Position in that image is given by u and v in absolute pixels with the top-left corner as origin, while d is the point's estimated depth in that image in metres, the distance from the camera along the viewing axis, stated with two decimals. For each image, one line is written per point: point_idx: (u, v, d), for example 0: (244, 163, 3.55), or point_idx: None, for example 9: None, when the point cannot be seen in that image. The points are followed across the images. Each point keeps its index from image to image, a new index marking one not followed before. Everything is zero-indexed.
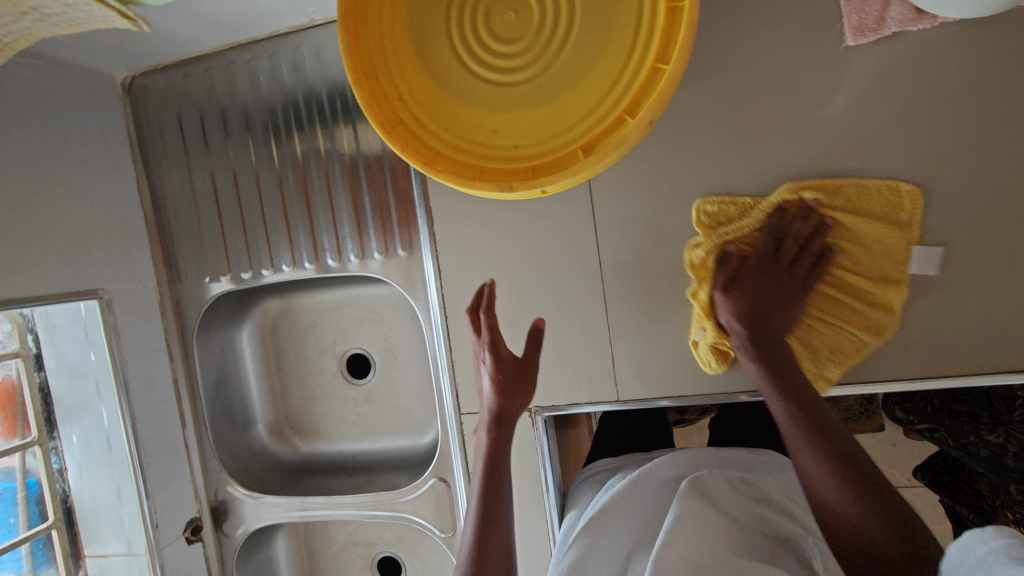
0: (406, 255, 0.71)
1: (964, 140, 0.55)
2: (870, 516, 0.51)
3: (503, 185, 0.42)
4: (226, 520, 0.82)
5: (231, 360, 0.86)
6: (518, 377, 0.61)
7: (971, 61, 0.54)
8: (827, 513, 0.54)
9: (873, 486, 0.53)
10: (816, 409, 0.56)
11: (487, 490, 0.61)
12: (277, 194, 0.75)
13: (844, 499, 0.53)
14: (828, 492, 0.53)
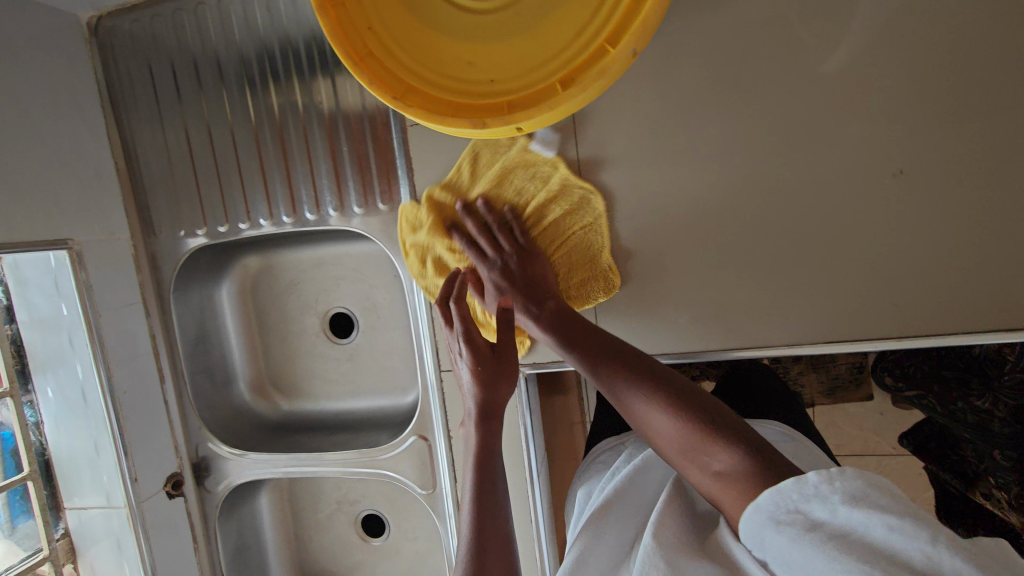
0: (386, 209, 0.68)
1: None
2: (713, 444, 0.45)
3: (476, 121, 0.40)
4: (208, 476, 0.82)
5: (210, 318, 0.85)
6: (496, 361, 0.58)
7: None
8: (671, 458, 0.49)
9: (729, 421, 0.48)
10: (606, 347, 0.56)
11: (481, 482, 0.57)
12: (252, 145, 0.72)
13: (678, 435, 0.48)
14: (664, 430, 0.49)
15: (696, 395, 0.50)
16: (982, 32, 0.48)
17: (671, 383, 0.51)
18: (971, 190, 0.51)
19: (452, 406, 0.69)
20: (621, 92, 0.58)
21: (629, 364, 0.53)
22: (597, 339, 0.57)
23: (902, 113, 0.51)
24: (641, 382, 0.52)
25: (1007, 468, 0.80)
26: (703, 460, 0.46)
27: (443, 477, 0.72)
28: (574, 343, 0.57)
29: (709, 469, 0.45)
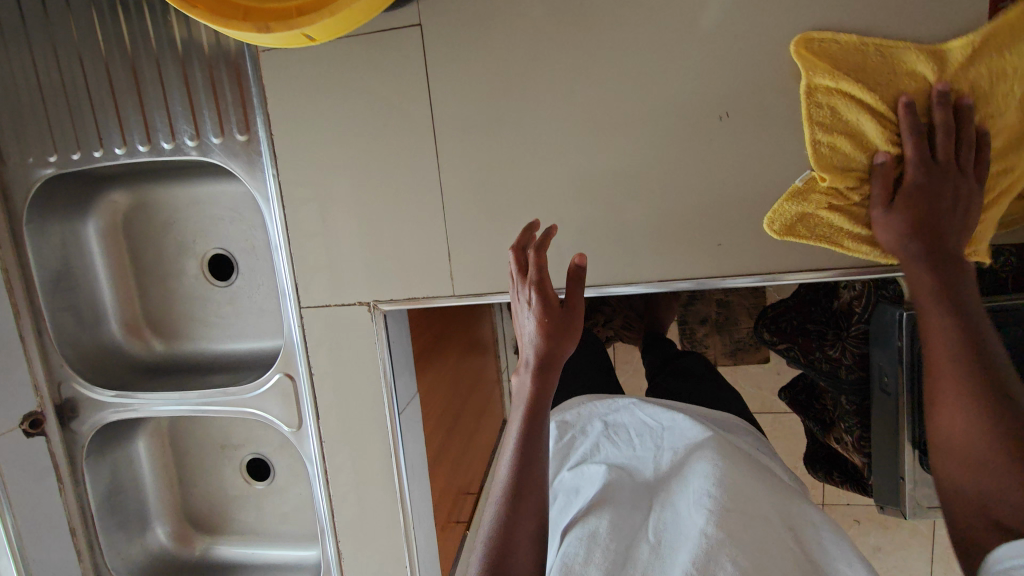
0: (243, 139, 0.66)
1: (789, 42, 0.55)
2: (993, 440, 0.46)
3: (262, 26, 0.39)
4: (73, 417, 0.79)
5: (76, 255, 0.81)
6: (564, 320, 0.55)
7: None
8: (947, 434, 0.49)
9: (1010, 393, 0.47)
10: (971, 307, 0.51)
11: (526, 441, 0.53)
12: (102, 68, 0.68)
13: (987, 447, 0.46)
14: (953, 411, 0.48)
15: (1019, 410, 0.46)
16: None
17: (985, 387, 0.47)
18: (755, 139, 0.58)
19: (315, 344, 0.69)
20: (473, 32, 0.60)
21: (959, 312, 0.51)
22: (941, 211, 0.53)
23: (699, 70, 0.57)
24: (972, 386, 0.48)
25: (851, 412, 0.87)
26: (987, 499, 0.45)
27: (308, 415, 0.72)
28: (932, 263, 0.53)
29: (987, 513, 0.45)
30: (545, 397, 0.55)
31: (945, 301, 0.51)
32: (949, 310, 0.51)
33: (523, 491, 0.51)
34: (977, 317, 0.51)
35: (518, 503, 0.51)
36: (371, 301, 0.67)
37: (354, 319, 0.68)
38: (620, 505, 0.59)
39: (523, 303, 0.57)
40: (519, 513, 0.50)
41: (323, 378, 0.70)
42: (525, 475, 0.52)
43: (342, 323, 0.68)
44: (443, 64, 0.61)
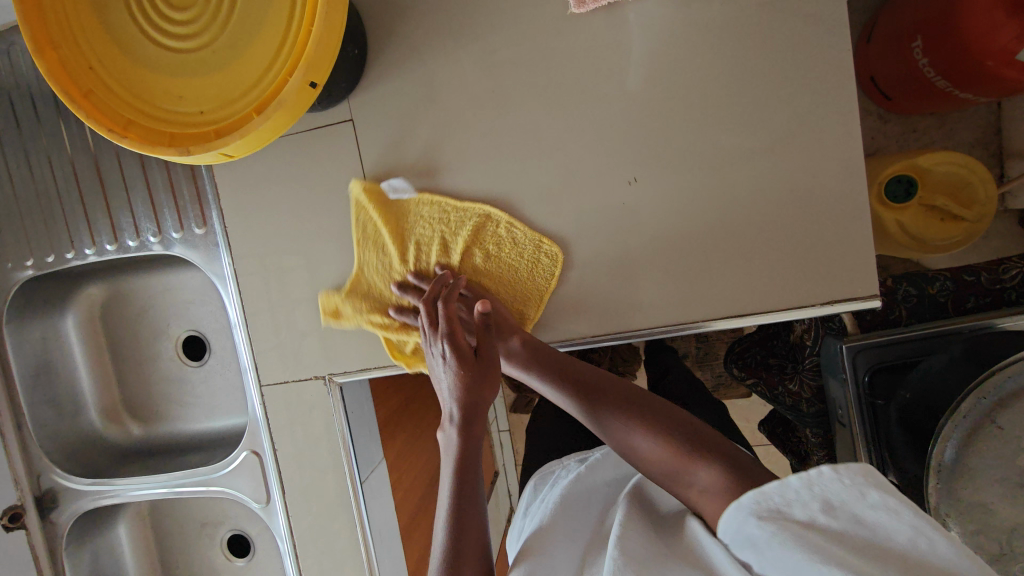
0: (201, 232, 0.72)
1: (677, 110, 0.61)
2: (692, 463, 0.51)
3: (184, 149, 0.44)
4: (53, 508, 0.81)
5: (54, 349, 0.85)
6: (481, 366, 0.60)
7: (677, 41, 0.60)
8: (689, 498, 0.51)
9: (701, 433, 0.54)
10: (592, 385, 0.60)
11: (461, 492, 0.55)
12: (72, 177, 0.73)
13: (687, 465, 0.51)
14: (643, 448, 0.54)
15: (695, 432, 0.54)
16: (658, 69, 0.61)
17: (671, 428, 0.54)
18: (667, 197, 0.62)
19: (278, 416, 0.73)
20: (399, 119, 0.66)
21: (616, 400, 0.58)
22: (624, 399, 0.58)
23: (602, 142, 0.63)
24: (666, 440, 0.53)
25: (817, 444, 0.87)
26: (684, 479, 0.51)
27: (274, 493, 0.75)
28: (534, 364, 0.63)
29: (688, 477, 0.51)
30: (471, 452, 0.58)
31: (644, 434, 0.55)
32: (650, 438, 0.54)
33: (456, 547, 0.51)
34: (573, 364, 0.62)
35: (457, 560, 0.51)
36: (325, 374, 0.71)
37: (312, 393, 0.72)
38: (557, 538, 0.56)
39: (438, 359, 0.62)
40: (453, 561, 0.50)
41: (287, 451, 0.74)
42: (460, 531, 0.53)
43: (300, 398, 0.72)
44: (375, 150, 0.67)
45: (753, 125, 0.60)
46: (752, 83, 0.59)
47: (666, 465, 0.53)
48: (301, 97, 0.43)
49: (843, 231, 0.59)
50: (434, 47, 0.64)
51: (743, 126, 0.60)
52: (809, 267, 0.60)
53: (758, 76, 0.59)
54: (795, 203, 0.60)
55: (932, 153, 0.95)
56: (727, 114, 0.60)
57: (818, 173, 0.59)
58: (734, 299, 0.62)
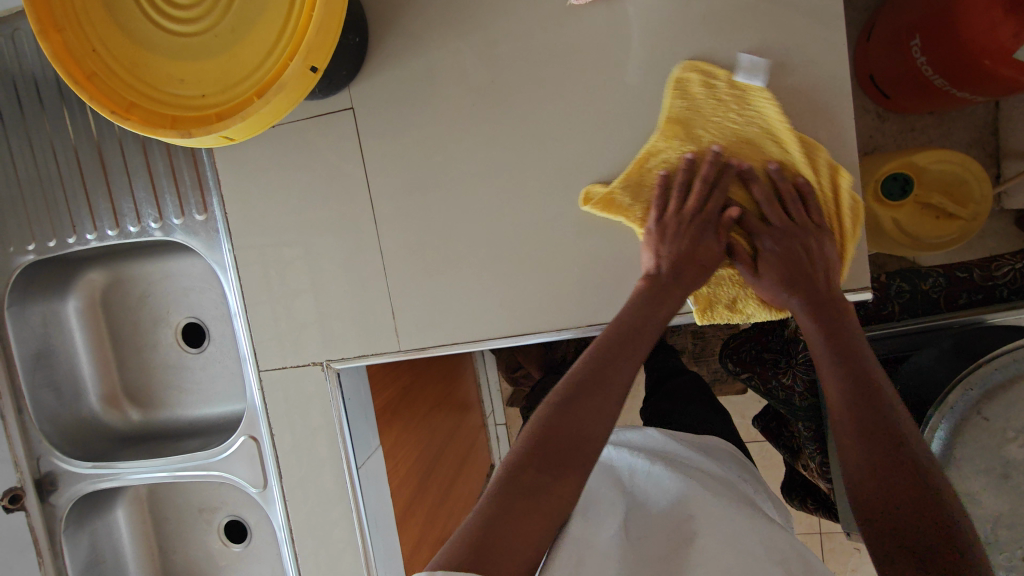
0: (202, 218, 0.72)
1: (673, 102, 0.62)
2: (920, 506, 0.45)
3: (185, 132, 0.44)
4: (52, 490, 0.82)
5: (55, 334, 0.86)
6: (681, 268, 0.60)
7: (673, 34, 0.61)
8: (878, 511, 0.47)
9: (927, 473, 0.48)
10: (857, 366, 0.55)
11: (587, 386, 0.53)
12: (74, 163, 0.74)
13: (913, 506, 0.46)
14: (860, 459, 0.50)
15: (942, 497, 0.46)
16: (655, 61, 0.62)
17: (899, 463, 0.48)
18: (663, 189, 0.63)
19: (277, 402, 0.74)
20: (398, 109, 0.67)
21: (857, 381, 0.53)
22: (887, 416, 0.51)
23: (598, 133, 0.63)
24: (900, 471, 0.48)
25: (810, 438, 0.88)
26: (908, 521, 0.45)
27: (272, 478, 0.75)
28: (796, 292, 0.59)
29: (907, 521, 0.45)
30: (631, 352, 0.55)
31: (884, 448, 0.49)
32: (895, 463, 0.48)
33: (562, 436, 0.50)
34: (857, 334, 0.56)
35: (554, 450, 0.50)
36: (324, 360, 0.72)
37: (309, 379, 0.73)
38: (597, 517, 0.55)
39: (674, 239, 0.61)
40: (559, 451, 0.50)
41: (284, 436, 0.74)
42: (575, 419, 0.51)
43: (297, 384, 0.73)
44: (374, 139, 0.67)
45: (749, 118, 0.61)
46: (748, 76, 0.60)
47: (896, 481, 0.47)
48: (301, 82, 0.44)
49: (836, 224, 0.60)
50: (434, 36, 0.65)
51: (737, 118, 0.61)
52: None
53: (754, 69, 0.60)
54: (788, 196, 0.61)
55: (928, 150, 0.95)
56: (723, 107, 0.61)
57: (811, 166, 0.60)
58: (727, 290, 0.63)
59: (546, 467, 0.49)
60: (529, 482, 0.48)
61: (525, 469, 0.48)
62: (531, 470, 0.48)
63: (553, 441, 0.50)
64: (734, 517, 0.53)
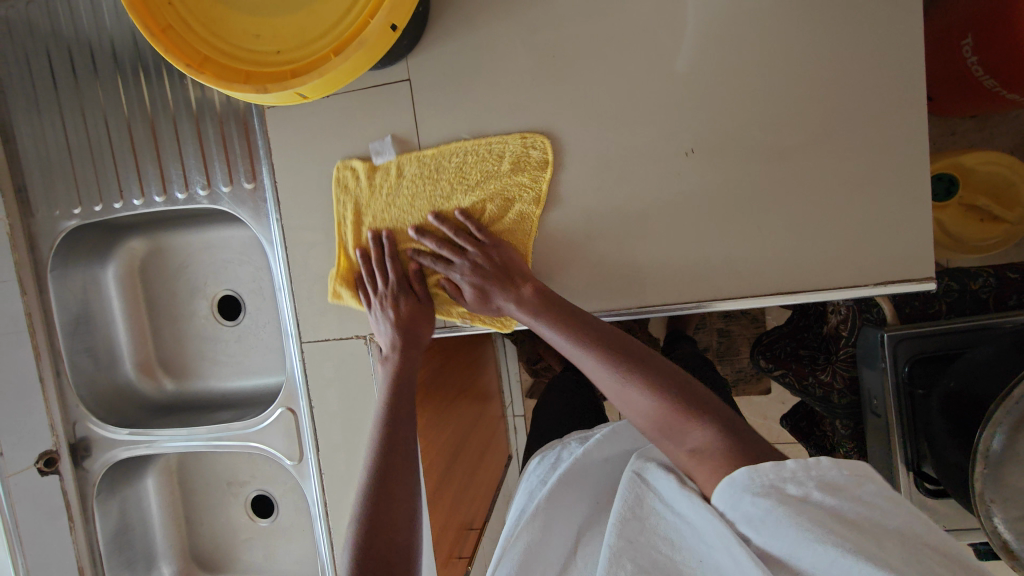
0: (250, 187, 0.72)
1: (739, 81, 0.60)
2: (687, 418, 0.53)
3: (260, 87, 0.44)
4: (87, 455, 0.82)
5: (94, 300, 0.86)
6: (415, 313, 0.69)
7: (744, 10, 0.59)
8: (685, 435, 0.53)
9: (696, 393, 0.55)
10: (593, 327, 0.60)
11: (394, 432, 0.64)
12: (124, 127, 0.74)
13: (690, 426, 0.52)
14: (638, 404, 0.55)
15: (699, 399, 0.54)
16: (724, 39, 0.60)
17: (681, 389, 0.55)
18: (724, 171, 0.62)
19: (316, 374, 0.73)
20: (455, 81, 0.66)
21: (607, 352, 0.58)
22: (646, 361, 0.57)
23: (660, 112, 0.62)
24: (667, 398, 0.54)
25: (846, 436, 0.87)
26: (683, 431, 0.53)
27: (308, 450, 0.75)
28: (500, 287, 0.65)
29: (682, 438, 0.53)
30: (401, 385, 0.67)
31: (645, 389, 0.55)
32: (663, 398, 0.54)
33: (394, 474, 0.61)
34: (573, 309, 0.61)
35: (386, 493, 0.60)
36: (367, 334, 0.72)
37: (350, 353, 0.72)
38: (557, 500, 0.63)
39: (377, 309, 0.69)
40: (393, 494, 0.60)
41: (321, 410, 0.74)
42: (392, 459, 0.62)
43: (337, 357, 0.73)
44: (428, 111, 0.67)
45: (817, 101, 0.59)
46: (819, 57, 0.59)
47: (665, 413, 0.54)
48: (381, 40, 0.43)
49: (902, 213, 0.59)
50: (496, 7, 0.64)
51: (805, 101, 0.59)
52: (863, 248, 0.60)
53: (823, 51, 0.59)
54: (853, 183, 0.60)
55: (978, 152, 0.94)
56: (789, 89, 0.60)
57: (877, 152, 0.59)
58: (785, 277, 0.62)
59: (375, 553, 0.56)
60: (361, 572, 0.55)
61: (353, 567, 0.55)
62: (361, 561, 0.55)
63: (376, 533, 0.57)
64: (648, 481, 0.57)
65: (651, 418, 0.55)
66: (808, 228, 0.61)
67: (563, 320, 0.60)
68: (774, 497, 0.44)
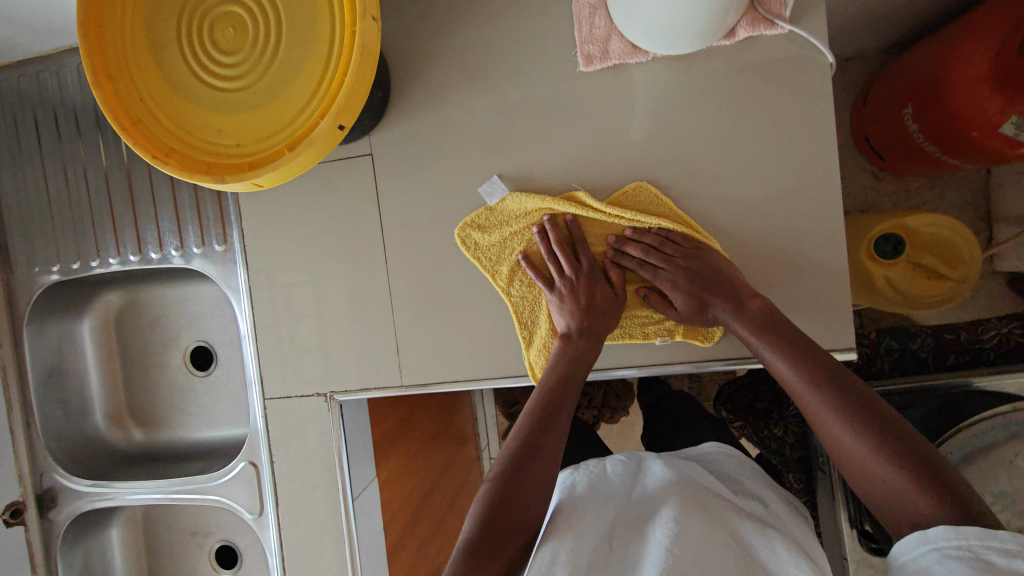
0: (221, 249, 0.76)
1: (672, 162, 0.66)
2: (914, 483, 0.48)
3: (219, 178, 0.48)
4: (52, 506, 0.83)
5: (69, 352, 0.88)
6: (606, 304, 0.67)
7: (676, 99, 0.65)
8: (903, 498, 0.49)
9: (928, 454, 0.49)
10: (814, 353, 0.57)
11: (536, 436, 0.59)
12: (104, 190, 0.78)
13: (915, 492, 0.48)
14: (861, 453, 0.51)
15: (935, 464, 0.49)
16: (657, 124, 0.66)
17: (911, 445, 0.50)
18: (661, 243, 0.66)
19: (278, 428, 0.76)
20: (414, 156, 0.71)
21: (836, 393, 0.54)
22: (872, 403, 0.53)
23: (602, 189, 0.67)
24: (894, 452, 0.50)
25: (800, 491, 0.89)
26: (903, 493, 0.48)
27: (268, 504, 0.77)
28: (706, 295, 0.63)
29: (902, 503, 0.49)
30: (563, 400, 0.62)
31: (871, 435, 0.51)
32: (887, 450, 0.50)
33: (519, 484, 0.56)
34: (817, 350, 0.57)
35: (507, 500, 0.55)
36: (327, 392, 0.75)
37: (311, 409, 0.75)
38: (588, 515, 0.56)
39: (558, 297, 0.68)
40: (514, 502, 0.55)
41: (283, 464, 0.76)
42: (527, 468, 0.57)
43: (299, 413, 0.75)
44: (389, 183, 0.71)
45: (745, 182, 0.64)
46: (744, 142, 0.64)
47: (885, 467, 0.50)
48: (329, 138, 0.47)
49: (823, 288, 0.63)
50: (453, 89, 0.69)
51: (732, 182, 0.64)
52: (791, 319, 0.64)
53: (749, 138, 0.64)
54: (780, 257, 0.64)
55: (919, 214, 0.99)
56: (718, 171, 0.65)
57: (801, 229, 0.63)
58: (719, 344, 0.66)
59: (495, 531, 0.53)
60: (482, 547, 0.52)
61: (476, 537, 0.53)
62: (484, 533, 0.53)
63: (501, 502, 0.55)
64: (706, 508, 0.56)
65: (867, 472, 0.51)
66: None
67: (788, 344, 0.57)
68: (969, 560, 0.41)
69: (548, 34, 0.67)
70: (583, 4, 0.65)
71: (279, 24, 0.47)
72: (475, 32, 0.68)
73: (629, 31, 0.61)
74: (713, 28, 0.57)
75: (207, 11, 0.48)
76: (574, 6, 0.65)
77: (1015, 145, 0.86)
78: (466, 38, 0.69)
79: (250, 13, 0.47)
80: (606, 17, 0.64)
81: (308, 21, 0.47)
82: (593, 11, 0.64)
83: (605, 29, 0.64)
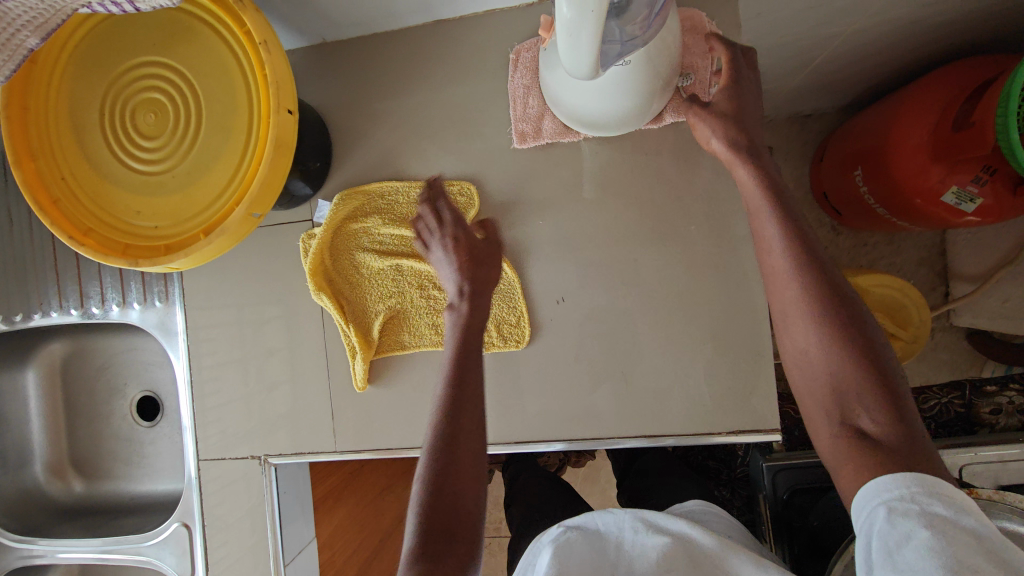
0: (162, 306, 0.76)
1: (602, 238, 0.67)
2: (876, 398, 0.44)
3: (132, 261, 0.49)
4: None
5: (10, 402, 0.87)
6: (484, 250, 0.65)
7: (606, 177, 0.66)
8: (855, 413, 0.44)
9: (897, 373, 0.45)
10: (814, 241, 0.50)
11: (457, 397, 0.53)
12: (49, 243, 0.78)
13: (873, 408, 0.43)
14: (826, 354, 0.46)
15: (898, 384, 0.44)
16: (588, 200, 0.67)
17: (882, 360, 0.45)
18: (591, 316, 0.67)
19: (212, 490, 0.76)
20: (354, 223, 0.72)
21: (823, 280, 0.47)
22: (856, 306, 0.47)
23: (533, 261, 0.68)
24: (863, 363, 0.44)
25: None
26: (850, 405, 0.45)
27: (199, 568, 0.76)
28: (736, 131, 0.56)
29: (848, 418, 0.45)
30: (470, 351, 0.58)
31: (848, 338, 0.45)
32: (857, 356, 0.45)
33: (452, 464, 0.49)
34: (811, 229, 0.50)
35: (440, 487, 0.48)
36: (262, 454, 0.75)
37: (247, 471, 0.75)
38: None
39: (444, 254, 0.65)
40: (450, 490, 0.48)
41: (216, 525, 0.75)
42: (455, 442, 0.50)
43: (235, 475, 0.75)
44: None
45: (673, 259, 0.65)
46: (671, 221, 0.65)
47: (850, 374, 0.45)
48: (242, 225, 0.48)
49: (747, 367, 0.64)
50: (393, 159, 0.71)
51: (660, 259, 0.66)
52: (717, 396, 0.65)
53: (676, 215, 0.65)
54: (705, 334, 0.65)
55: (865, 275, 1.00)
56: (648, 247, 0.66)
57: (726, 308, 0.64)
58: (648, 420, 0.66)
59: (439, 525, 0.46)
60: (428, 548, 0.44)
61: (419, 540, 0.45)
62: (428, 532, 0.46)
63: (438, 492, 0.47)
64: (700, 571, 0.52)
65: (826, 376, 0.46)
66: (669, 375, 0.65)
67: (795, 224, 0.50)
68: (918, 517, 0.37)
69: (486, 110, 0.68)
70: (518, 84, 0.67)
71: (198, 112, 0.48)
72: (415, 105, 0.70)
73: (558, 112, 0.63)
74: (638, 117, 0.59)
75: (130, 96, 0.49)
76: (510, 85, 0.67)
77: (958, 215, 0.87)
78: (406, 110, 0.70)
79: (172, 100, 0.48)
80: (538, 98, 0.66)
81: (228, 112, 0.48)
82: (527, 91, 0.66)
83: (538, 109, 0.66)
